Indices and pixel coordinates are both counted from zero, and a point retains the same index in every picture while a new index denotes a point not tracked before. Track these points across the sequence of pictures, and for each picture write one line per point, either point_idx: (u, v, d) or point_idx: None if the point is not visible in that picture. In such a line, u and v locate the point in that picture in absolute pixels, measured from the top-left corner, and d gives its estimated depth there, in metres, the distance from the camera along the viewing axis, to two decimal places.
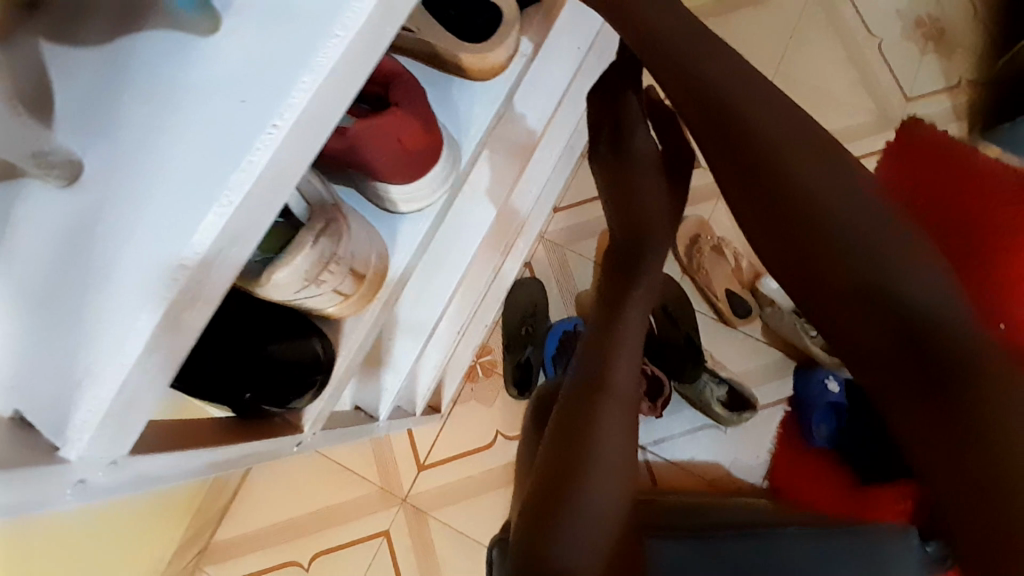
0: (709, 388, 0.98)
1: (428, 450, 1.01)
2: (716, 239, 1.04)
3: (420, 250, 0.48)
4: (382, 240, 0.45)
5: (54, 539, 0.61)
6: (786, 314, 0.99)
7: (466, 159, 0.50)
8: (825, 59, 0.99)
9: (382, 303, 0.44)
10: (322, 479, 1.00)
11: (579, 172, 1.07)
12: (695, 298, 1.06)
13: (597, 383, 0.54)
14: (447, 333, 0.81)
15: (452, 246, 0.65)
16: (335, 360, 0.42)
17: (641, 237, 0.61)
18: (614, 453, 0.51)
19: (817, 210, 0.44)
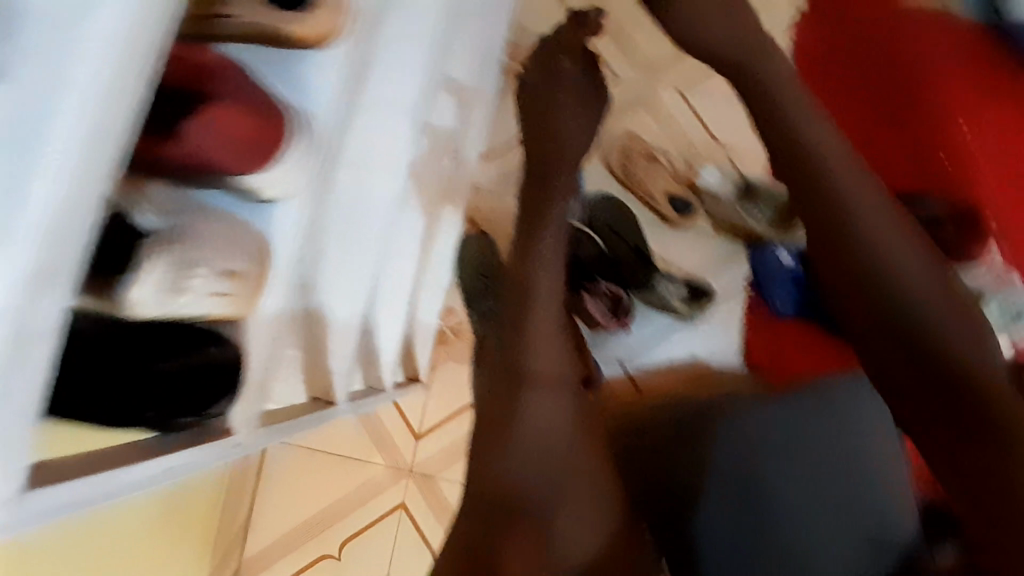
0: (666, 288, 1.02)
1: (422, 420, 1.06)
2: (645, 147, 1.06)
3: (298, 230, 0.49)
4: (257, 233, 0.45)
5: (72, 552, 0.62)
6: (726, 201, 1.02)
7: (320, 128, 0.48)
8: None
9: (273, 291, 0.48)
10: (326, 471, 1.03)
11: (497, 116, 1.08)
12: (638, 207, 1.05)
13: (514, 380, 0.66)
14: (397, 304, 0.81)
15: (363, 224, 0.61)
16: (240, 356, 0.45)
17: (542, 199, 0.76)
18: (535, 447, 0.61)
19: (845, 221, 0.54)
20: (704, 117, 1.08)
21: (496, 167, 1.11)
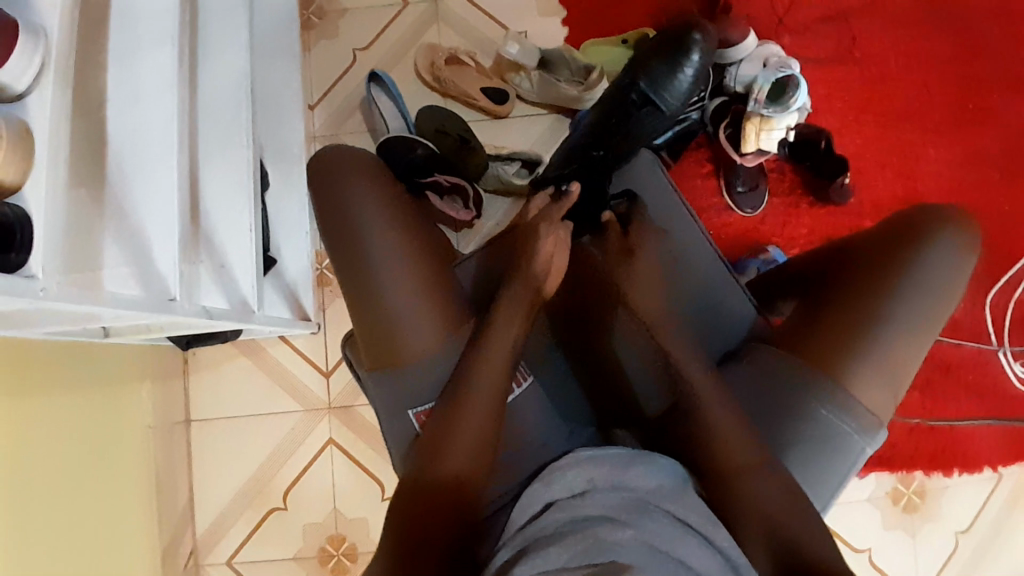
0: (501, 169, 1.08)
1: (325, 357, 1.09)
2: (449, 52, 1.12)
3: (64, 113, 0.54)
4: (13, 117, 0.51)
5: (39, 471, 0.68)
6: (529, 72, 1.10)
7: (58, 37, 0.55)
8: None
9: (54, 172, 0.53)
10: (259, 422, 1.08)
11: (311, 68, 1.16)
12: (463, 111, 1.14)
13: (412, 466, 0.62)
14: (245, 229, 0.83)
15: (145, 134, 0.69)
16: (30, 221, 0.51)
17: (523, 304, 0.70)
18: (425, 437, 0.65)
19: (749, 491, 0.61)
20: (491, 12, 1.17)
21: (321, 109, 1.16)
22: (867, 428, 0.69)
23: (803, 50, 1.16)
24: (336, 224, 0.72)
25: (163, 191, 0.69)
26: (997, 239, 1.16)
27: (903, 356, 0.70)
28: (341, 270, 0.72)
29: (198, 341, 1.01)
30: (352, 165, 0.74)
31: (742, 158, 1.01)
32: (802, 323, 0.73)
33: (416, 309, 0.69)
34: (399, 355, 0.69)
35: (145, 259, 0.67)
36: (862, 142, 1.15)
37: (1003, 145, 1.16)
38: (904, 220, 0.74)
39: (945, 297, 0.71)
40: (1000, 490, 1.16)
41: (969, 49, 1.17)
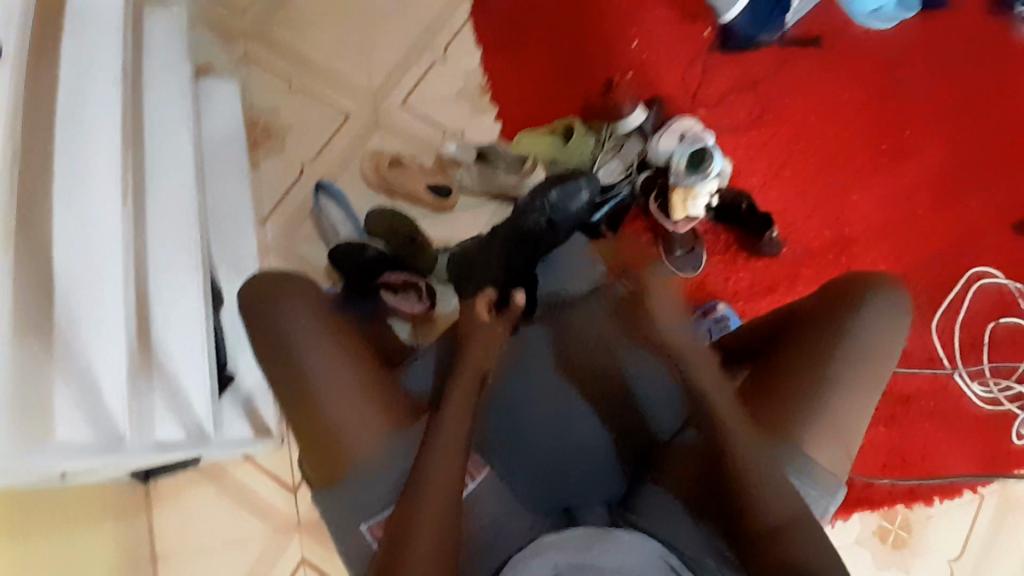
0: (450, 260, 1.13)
1: (291, 472, 1.07)
2: (391, 156, 1.19)
3: None
4: None
5: None
6: (468, 167, 1.17)
7: None
8: (370, 5, 1.30)
9: None
10: (228, 548, 1.04)
11: (260, 185, 1.22)
12: (411, 208, 1.19)
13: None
14: (195, 353, 0.84)
15: (92, 276, 0.71)
16: None
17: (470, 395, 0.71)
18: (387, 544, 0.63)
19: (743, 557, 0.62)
20: (430, 115, 1.25)
21: (272, 222, 1.20)
22: (827, 485, 0.66)
23: (719, 118, 1.27)
24: (272, 344, 0.72)
25: (107, 329, 0.71)
26: (929, 269, 1.23)
27: (857, 415, 0.68)
28: (281, 389, 0.72)
29: (157, 471, 1.03)
30: (285, 285, 0.75)
31: (675, 226, 1.08)
32: (753, 387, 0.71)
33: (360, 414, 0.69)
34: (347, 464, 0.67)
35: (95, 400, 0.67)
36: (788, 195, 1.23)
37: (917, 181, 1.26)
38: (840, 280, 0.74)
39: (888, 350, 0.70)
40: (984, 513, 1.17)
41: (870, 101, 1.29)
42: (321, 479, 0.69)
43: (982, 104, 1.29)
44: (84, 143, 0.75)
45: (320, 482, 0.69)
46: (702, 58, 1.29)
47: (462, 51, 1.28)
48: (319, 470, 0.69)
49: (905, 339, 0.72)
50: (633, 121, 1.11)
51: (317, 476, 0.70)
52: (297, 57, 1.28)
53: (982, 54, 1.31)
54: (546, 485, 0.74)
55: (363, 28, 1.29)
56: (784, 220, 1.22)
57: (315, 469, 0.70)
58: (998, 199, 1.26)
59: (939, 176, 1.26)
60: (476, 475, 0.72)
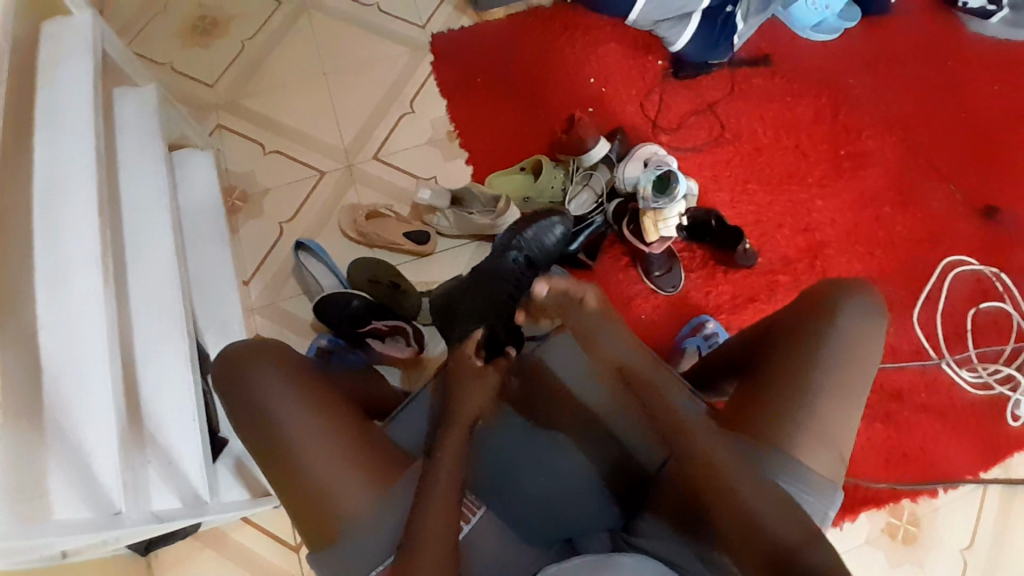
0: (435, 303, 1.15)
1: (291, 532, 1.05)
2: (368, 207, 1.22)
3: None
4: None
5: None
6: (443, 211, 1.20)
7: None
8: (337, 67, 1.35)
9: None
10: None
11: (242, 247, 1.23)
12: (392, 255, 1.22)
13: None
14: (187, 420, 0.83)
15: (74, 352, 0.71)
16: None
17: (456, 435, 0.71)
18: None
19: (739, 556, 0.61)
20: (403, 164, 1.29)
21: (256, 282, 1.21)
22: (822, 489, 0.67)
23: (682, 141, 1.31)
24: (249, 412, 0.72)
25: (94, 404, 0.70)
26: (902, 263, 1.26)
27: (843, 419, 0.69)
28: (262, 451, 0.71)
29: (157, 542, 1.01)
30: (257, 350, 0.75)
31: (649, 247, 1.10)
32: (739, 402, 0.72)
33: (343, 471, 0.68)
34: (337, 523, 0.67)
35: (88, 478, 0.67)
36: (756, 206, 1.27)
37: (878, 180, 1.31)
38: (812, 290, 0.76)
39: (867, 354, 0.71)
40: (991, 499, 1.17)
41: (823, 110, 1.34)
42: (313, 536, 0.68)
43: (930, 102, 1.35)
44: (64, 224, 0.76)
45: (312, 540, 0.68)
46: (658, 86, 1.35)
47: (429, 102, 1.32)
48: (308, 528, 0.68)
49: (882, 340, 0.73)
50: (597, 154, 1.15)
51: (306, 534, 0.69)
52: (269, 122, 1.32)
53: (922, 57, 1.37)
54: (540, 518, 0.74)
55: (332, 89, 1.34)
56: (755, 231, 1.26)
57: (305, 526, 0.69)
58: (958, 190, 1.30)
59: (899, 174, 1.31)
60: (473, 512, 0.72)
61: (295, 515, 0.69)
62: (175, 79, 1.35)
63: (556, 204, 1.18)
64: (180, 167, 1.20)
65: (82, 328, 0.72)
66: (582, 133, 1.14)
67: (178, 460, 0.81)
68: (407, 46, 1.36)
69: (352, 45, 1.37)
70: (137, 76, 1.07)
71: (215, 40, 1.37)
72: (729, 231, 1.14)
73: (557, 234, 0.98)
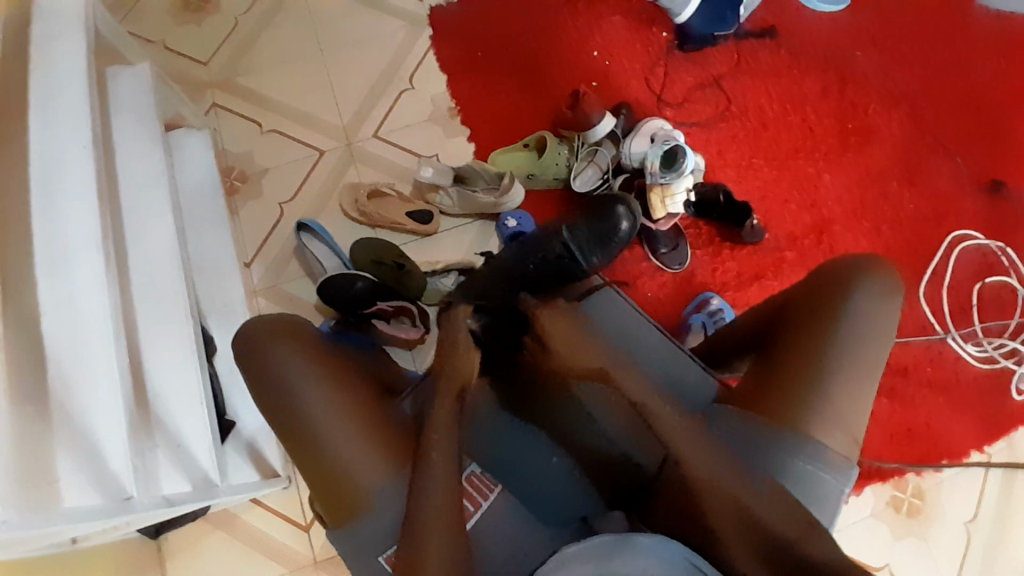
0: (440, 283, 1.13)
1: (302, 512, 1.06)
2: (369, 187, 1.20)
3: None
4: None
5: None
6: (446, 190, 1.17)
7: None
8: (333, 45, 1.32)
9: None
10: None
11: (243, 228, 1.22)
12: (394, 236, 1.20)
13: None
14: (196, 404, 0.83)
15: (82, 339, 0.70)
16: None
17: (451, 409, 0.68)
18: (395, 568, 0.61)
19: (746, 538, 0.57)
20: (404, 142, 1.26)
21: (258, 264, 1.20)
22: (838, 467, 0.67)
23: (687, 116, 1.29)
24: (265, 394, 0.71)
25: (101, 390, 0.69)
26: (908, 239, 1.25)
27: (859, 397, 0.68)
28: (279, 424, 0.71)
29: (167, 524, 1.01)
30: (266, 327, 0.74)
31: (655, 225, 1.09)
32: (753, 382, 0.72)
33: (359, 446, 0.68)
34: (357, 496, 0.67)
35: (97, 462, 0.66)
36: (763, 182, 1.26)
37: (884, 155, 1.29)
38: (826, 267, 0.75)
39: (882, 331, 0.70)
40: (994, 472, 1.18)
41: (830, 84, 1.32)
42: (333, 511, 0.69)
43: (938, 75, 1.32)
44: (61, 207, 0.74)
45: (332, 513, 0.69)
46: (662, 61, 1.32)
47: (428, 78, 1.29)
48: (327, 502, 0.69)
49: (897, 316, 0.72)
50: (603, 130, 1.12)
51: (325, 508, 0.70)
52: (266, 102, 1.29)
53: (929, 29, 1.34)
54: (551, 489, 0.74)
55: (329, 66, 1.31)
56: (762, 206, 1.24)
57: (325, 501, 0.69)
58: (964, 164, 1.29)
59: (907, 148, 1.29)
60: (486, 496, 0.74)
61: (314, 489, 0.70)
62: (168, 57, 1.31)
63: (560, 180, 1.17)
64: (177, 149, 1.18)
65: (88, 313, 0.71)
66: (586, 108, 1.11)
67: (186, 443, 0.81)
68: (404, 21, 1.33)
69: (347, 20, 1.33)
70: (130, 54, 1.04)
71: (207, 16, 1.33)
72: (736, 205, 1.13)
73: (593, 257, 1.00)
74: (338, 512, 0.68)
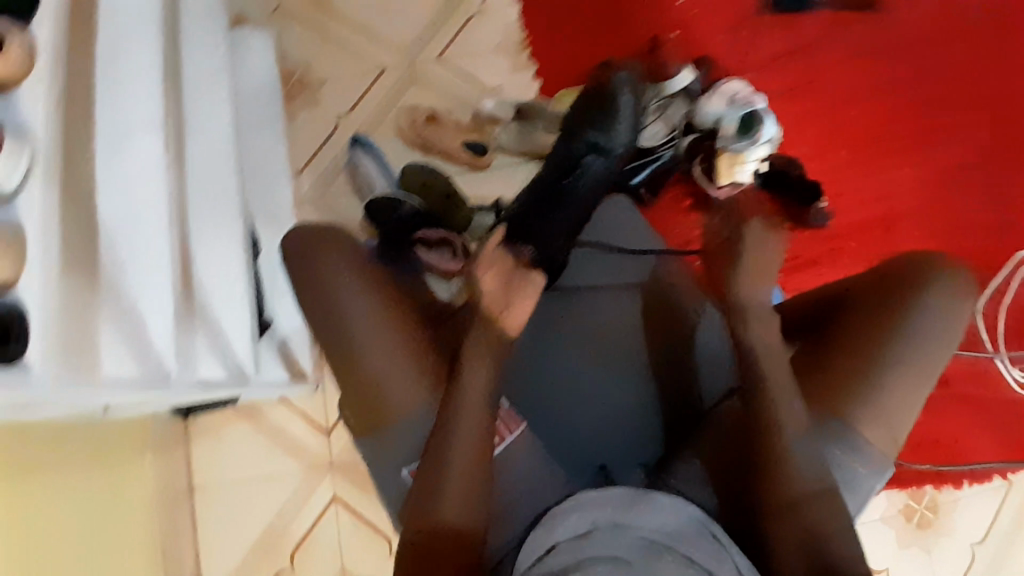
0: (485, 219, 1.11)
1: (324, 417, 1.10)
2: (429, 112, 1.18)
3: None
4: None
5: (48, 559, 0.68)
6: (507, 125, 1.15)
7: None
8: None
9: None
10: (261, 485, 1.09)
11: (298, 135, 1.21)
12: (444, 164, 1.17)
13: (416, 517, 0.61)
14: (241, 299, 0.86)
15: (133, 220, 0.71)
16: None
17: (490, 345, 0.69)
18: (415, 486, 0.63)
19: (780, 522, 0.62)
20: (468, 69, 1.22)
21: (309, 172, 1.19)
22: (874, 463, 0.65)
23: (769, 81, 1.21)
24: (310, 298, 0.72)
25: (148, 271, 0.70)
26: (980, 249, 1.17)
27: (910, 398, 0.66)
28: (319, 329, 0.72)
29: (197, 408, 1.06)
30: (320, 235, 0.75)
31: (718, 191, 1.02)
32: (799, 365, 0.69)
33: (394, 362, 0.68)
34: (384, 409, 0.68)
35: (140, 339, 0.68)
36: (837, 164, 1.19)
37: (974, 156, 1.19)
38: (896, 261, 0.71)
39: (945, 335, 0.67)
40: (1016, 499, 1.14)
41: (931, 69, 1.21)
42: (357, 420, 0.70)
43: None
44: (123, 83, 0.74)
45: (357, 423, 0.70)
46: (753, 17, 1.23)
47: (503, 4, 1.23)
48: (353, 411, 0.70)
49: (964, 324, 0.68)
50: (678, 84, 1.07)
51: (350, 416, 0.71)
52: (334, 6, 1.25)
53: None
54: (577, 433, 0.76)
55: None
56: (830, 190, 1.18)
57: (350, 408, 0.71)
58: None
59: (998, 152, 1.19)
60: (512, 428, 0.70)
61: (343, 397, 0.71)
62: None
63: None
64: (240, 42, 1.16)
65: (141, 195, 0.71)
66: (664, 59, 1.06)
67: (222, 338, 0.83)
68: None
69: None
70: None
71: None
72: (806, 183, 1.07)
73: (626, 135, 0.87)
74: (362, 422, 0.69)
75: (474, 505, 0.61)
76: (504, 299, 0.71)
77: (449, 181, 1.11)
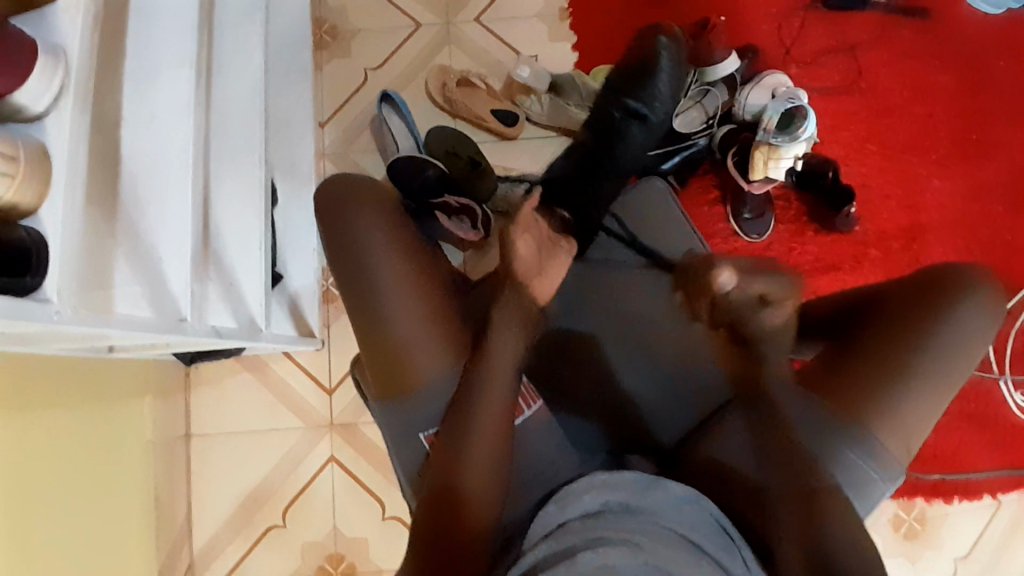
0: (510, 191, 1.08)
1: (328, 376, 1.10)
2: (459, 74, 1.14)
3: (79, 141, 0.53)
4: (28, 139, 0.50)
5: (50, 492, 0.68)
6: (540, 96, 1.11)
7: (76, 61, 0.54)
8: None
9: (66, 193, 0.52)
10: (260, 438, 1.09)
11: (323, 87, 1.17)
12: (473, 132, 1.15)
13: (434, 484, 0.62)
14: (254, 250, 0.84)
15: (157, 158, 0.68)
16: (43, 238, 0.50)
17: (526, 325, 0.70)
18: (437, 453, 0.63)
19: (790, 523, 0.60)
20: (504, 35, 1.18)
21: (332, 126, 1.16)
22: (889, 471, 0.64)
23: (811, 79, 1.18)
24: (339, 253, 0.71)
25: (168, 211, 0.69)
26: (1002, 270, 1.15)
27: (929, 408, 0.65)
28: (346, 287, 0.70)
29: (202, 357, 1.04)
30: (353, 189, 0.73)
31: (749, 185, 1.03)
32: (824, 366, 0.68)
33: (421, 327, 0.68)
34: (406, 373, 0.67)
35: (158, 279, 0.67)
36: (869, 170, 1.16)
37: (1011, 176, 1.17)
38: (929, 269, 0.70)
39: (971, 348, 0.66)
40: (1005, 520, 1.15)
41: (977, 81, 1.18)
42: (377, 383, 0.69)
43: None
44: (155, 14, 0.71)
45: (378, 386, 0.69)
46: (801, 11, 1.19)
47: None
48: (374, 373, 0.69)
49: (990, 339, 0.67)
50: (723, 70, 1.03)
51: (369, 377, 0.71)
52: None
53: None
54: (587, 415, 0.76)
55: None
56: (859, 195, 1.16)
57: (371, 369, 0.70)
58: None
59: None
60: (530, 404, 0.71)
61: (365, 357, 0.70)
62: None
63: None
64: None
65: (167, 131, 0.69)
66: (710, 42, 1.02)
67: (236, 287, 0.82)
68: None
69: None
70: None
71: None
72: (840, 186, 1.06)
73: (665, 105, 0.93)
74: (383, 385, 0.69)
75: (493, 476, 0.61)
76: (539, 262, 0.79)
77: (476, 150, 1.08)
